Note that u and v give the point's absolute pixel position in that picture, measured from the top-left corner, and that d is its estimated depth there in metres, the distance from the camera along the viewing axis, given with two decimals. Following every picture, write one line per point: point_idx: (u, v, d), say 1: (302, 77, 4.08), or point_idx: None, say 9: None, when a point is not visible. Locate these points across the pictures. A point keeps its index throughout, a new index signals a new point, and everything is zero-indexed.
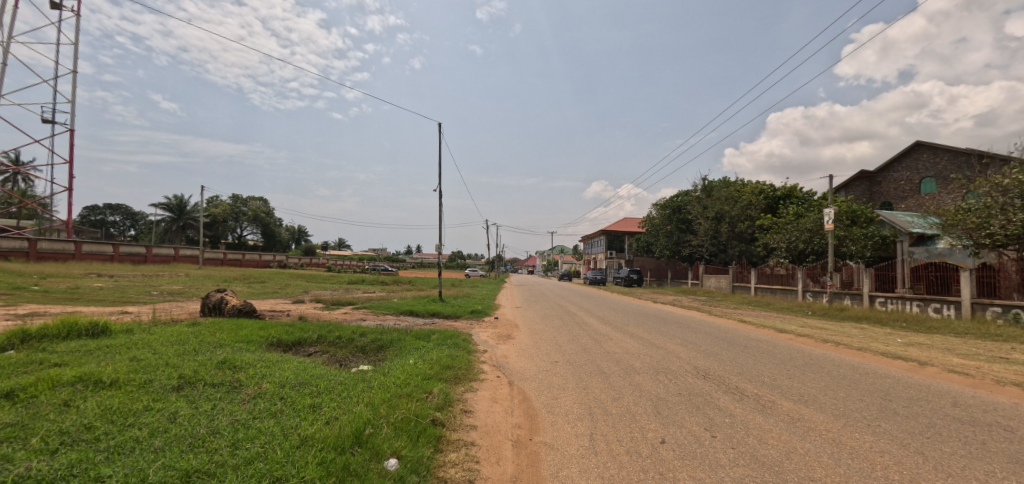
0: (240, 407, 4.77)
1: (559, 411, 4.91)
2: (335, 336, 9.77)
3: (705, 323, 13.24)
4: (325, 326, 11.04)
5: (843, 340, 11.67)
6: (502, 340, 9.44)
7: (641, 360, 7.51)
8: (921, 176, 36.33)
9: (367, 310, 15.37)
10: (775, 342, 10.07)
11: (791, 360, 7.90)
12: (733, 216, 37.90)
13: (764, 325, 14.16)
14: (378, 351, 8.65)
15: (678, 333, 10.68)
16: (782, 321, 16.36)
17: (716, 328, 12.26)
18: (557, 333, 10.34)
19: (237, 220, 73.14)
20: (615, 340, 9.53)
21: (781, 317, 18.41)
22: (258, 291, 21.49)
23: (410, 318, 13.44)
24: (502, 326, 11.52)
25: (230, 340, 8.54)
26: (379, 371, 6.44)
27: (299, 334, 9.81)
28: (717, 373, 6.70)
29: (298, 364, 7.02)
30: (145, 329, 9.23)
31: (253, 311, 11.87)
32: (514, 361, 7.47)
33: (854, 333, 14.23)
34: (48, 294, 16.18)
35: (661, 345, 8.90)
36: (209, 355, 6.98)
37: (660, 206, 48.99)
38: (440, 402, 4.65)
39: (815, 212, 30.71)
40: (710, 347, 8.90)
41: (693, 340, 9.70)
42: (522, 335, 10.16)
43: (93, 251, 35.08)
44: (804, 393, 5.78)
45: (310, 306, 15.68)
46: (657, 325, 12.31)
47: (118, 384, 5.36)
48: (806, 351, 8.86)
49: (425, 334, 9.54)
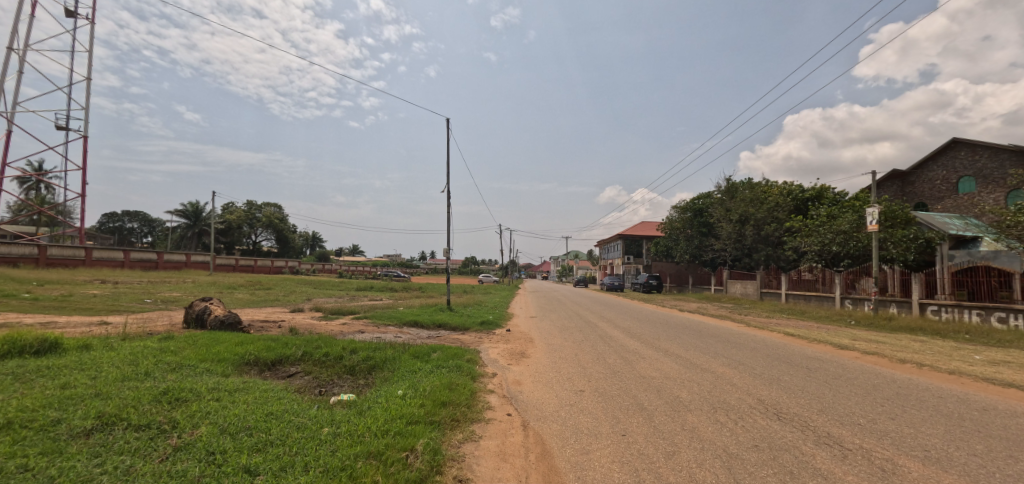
0: (147, 470, 3.43)
1: (594, 479, 3.44)
2: (322, 353, 8.43)
3: (746, 337, 11.58)
4: (314, 340, 9.69)
5: (917, 357, 9.89)
6: (514, 360, 7.99)
7: (688, 389, 6.00)
8: (958, 175, 33.80)
9: (367, 320, 14.03)
10: (841, 362, 8.41)
11: (877, 390, 6.30)
12: (758, 218, 35.67)
13: (812, 338, 12.36)
14: (370, 375, 7.31)
15: (720, 351, 9.10)
16: (831, 333, 14.47)
17: (762, 342, 10.60)
18: (579, 350, 8.88)
19: (252, 225, 73.54)
20: (650, 359, 8.04)
21: (826, 328, 16.44)
22: (258, 299, 20.39)
23: (414, 331, 12.01)
24: (514, 341, 10.08)
25: (195, 360, 7.30)
26: (359, 407, 5.06)
27: (283, 350, 8.53)
28: (797, 412, 5.16)
29: (262, 392, 5.73)
30: (108, 346, 8.06)
31: (237, 323, 10.64)
32: (530, 390, 6.01)
33: (919, 348, 12.35)
34: (36, 302, 15.33)
35: (708, 369, 7.37)
36: (156, 381, 5.73)
37: (679, 209, 47.02)
38: (424, 468, 3.25)
39: (850, 212, 28.54)
40: (767, 370, 7.35)
41: (744, 360, 8.14)
42: (537, 352, 8.71)
43: (104, 257, 34.86)
44: (930, 448, 4.22)
45: (308, 316, 14.43)
46: (693, 340, 10.69)
47: (12, 427, 4.13)
48: (886, 375, 7.27)
49: (425, 352, 8.16)
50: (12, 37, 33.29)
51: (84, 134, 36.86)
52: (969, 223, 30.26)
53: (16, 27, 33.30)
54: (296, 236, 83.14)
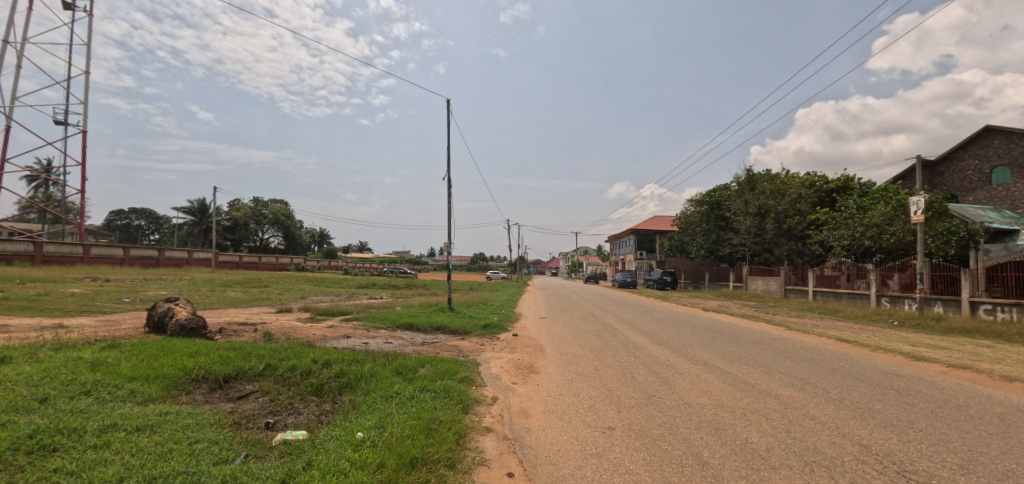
0: None
1: None
2: (287, 366, 6.95)
3: (792, 343, 9.84)
4: (282, 348, 8.18)
5: (1003, 369, 8.16)
6: (521, 377, 6.38)
7: (759, 429, 4.36)
8: (992, 164, 31.31)
9: (357, 323, 12.55)
10: (932, 381, 6.66)
11: (1014, 428, 4.62)
12: (780, 211, 33.48)
13: (868, 344, 10.58)
14: (338, 399, 5.80)
15: (772, 364, 7.45)
16: (877, 338, 12.67)
17: (817, 350, 8.88)
18: (600, 363, 7.30)
19: (258, 222, 72.94)
20: (692, 377, 6.41)
21: (869, 331, 14.63)
22: (247, 297, 19.05)
23: (407, 336, 10.52)
24: (521, 350, 8.49)
25: (121, 380, 5.85)
26: (294, 462, 3.55)
27: (240, 363, 7.05)
28: (932, 472, 3.52)
29: (172, 431, 4.21)
30: (31, 358, 6.73)
31: (200, 328, 9.23)
32: (541, 427, 4.46)
33: (987, 355, 10.55)
34: (3, 302, 14.14)
35: (769, 391, 5.75)
36: (38, 416, 4.28)
37: (695, 202, 44.92)
38: None
39: (884, 203, 26.31)
40: (846, 393, 5.73)
41: (811, 378, 6.49)
42: (547, 365, 7.17)
43: (103, 254, 34.05)
44: None
45: (293, 317, 13.02)
46: (732, 347, 9.02)
47: None
48: (1005, 402, 5.56)
49: (410, 366, 6.60)
50: (9, 31, 32.66)
51: (83, 129, 36.16)
52: (1005, 216, 28.00)
53: (13, 20, 32.67)
54: (302, 233, 82.42)
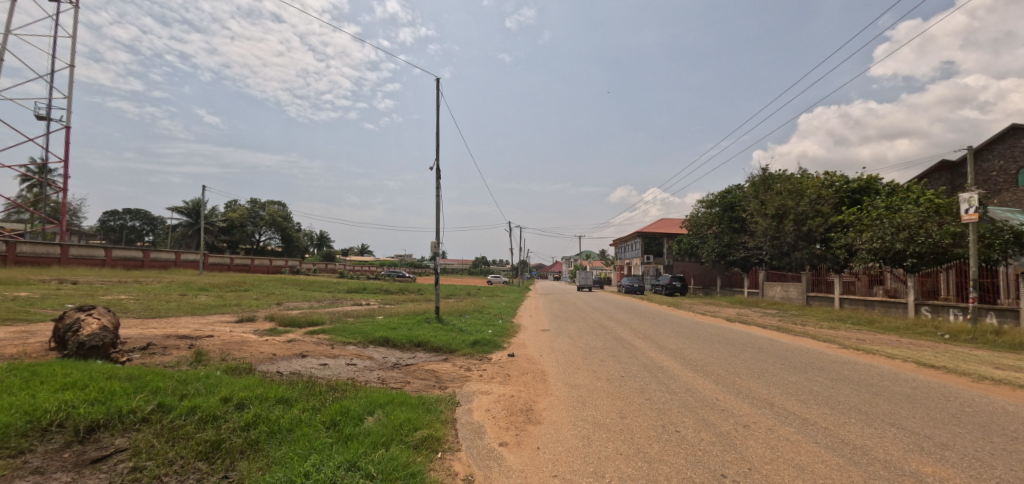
0: None
1: None
2: (186, 409, 4.91)
3: (865, 369, 7.68)
4: (195, 377, 6.09)
5: None
6: (513, 432, 4.35)
7: None
8: (1019, 164, 28.85)
9: (323, 336, 10.46)
10: None
11: None
12: (800, 212, 31.05)
13: (952, 370, 8.47)
14: (231, 470, 3.78)
15: (867, 407, 5.34)
16: (941, 357, 10.52)
17: (909, 383, 6.70)
18: (627, 405, 5.23)
19: (254, 224, 71.26)
20: (766, 434, 4.32)
21: (924, 348, 12.33)
22: (216, 303, 17.02)
23: (378, 355, 8.50)
24: (516, 381, 6.42)
25: None
26: None
27: (120, 403, 5.01)
28: None
29: None
30: None
31: (105, 347, 7.23)
32: None
33: None
34: None
35: (902, 468, 3.65)
36: None
37: (706, 203, 42.52)
38: None
39: (915, 203, 24.03)
40: (1016, 471, 3.70)
41: (939, 436, 4.46)
42: (551, 409, 5.08)
43: (83, 255, 32.29)
44: None
45: (250, 329, 10.95)
46: (793, 377, 6.93)
47: None
48: None
49: (355, 413, 4.56)
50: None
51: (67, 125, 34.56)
52: None
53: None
54: (300, 236, 80.63)
